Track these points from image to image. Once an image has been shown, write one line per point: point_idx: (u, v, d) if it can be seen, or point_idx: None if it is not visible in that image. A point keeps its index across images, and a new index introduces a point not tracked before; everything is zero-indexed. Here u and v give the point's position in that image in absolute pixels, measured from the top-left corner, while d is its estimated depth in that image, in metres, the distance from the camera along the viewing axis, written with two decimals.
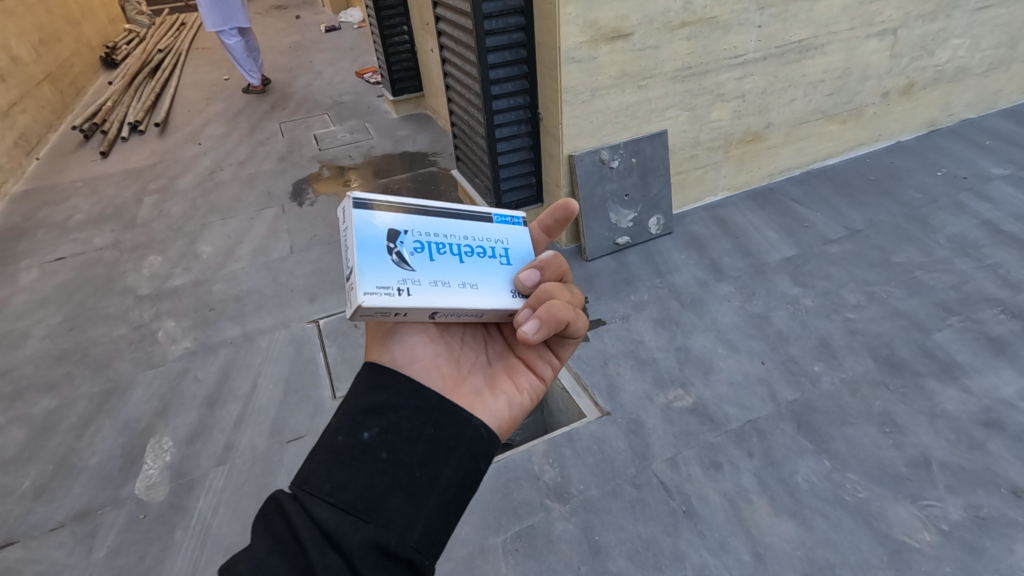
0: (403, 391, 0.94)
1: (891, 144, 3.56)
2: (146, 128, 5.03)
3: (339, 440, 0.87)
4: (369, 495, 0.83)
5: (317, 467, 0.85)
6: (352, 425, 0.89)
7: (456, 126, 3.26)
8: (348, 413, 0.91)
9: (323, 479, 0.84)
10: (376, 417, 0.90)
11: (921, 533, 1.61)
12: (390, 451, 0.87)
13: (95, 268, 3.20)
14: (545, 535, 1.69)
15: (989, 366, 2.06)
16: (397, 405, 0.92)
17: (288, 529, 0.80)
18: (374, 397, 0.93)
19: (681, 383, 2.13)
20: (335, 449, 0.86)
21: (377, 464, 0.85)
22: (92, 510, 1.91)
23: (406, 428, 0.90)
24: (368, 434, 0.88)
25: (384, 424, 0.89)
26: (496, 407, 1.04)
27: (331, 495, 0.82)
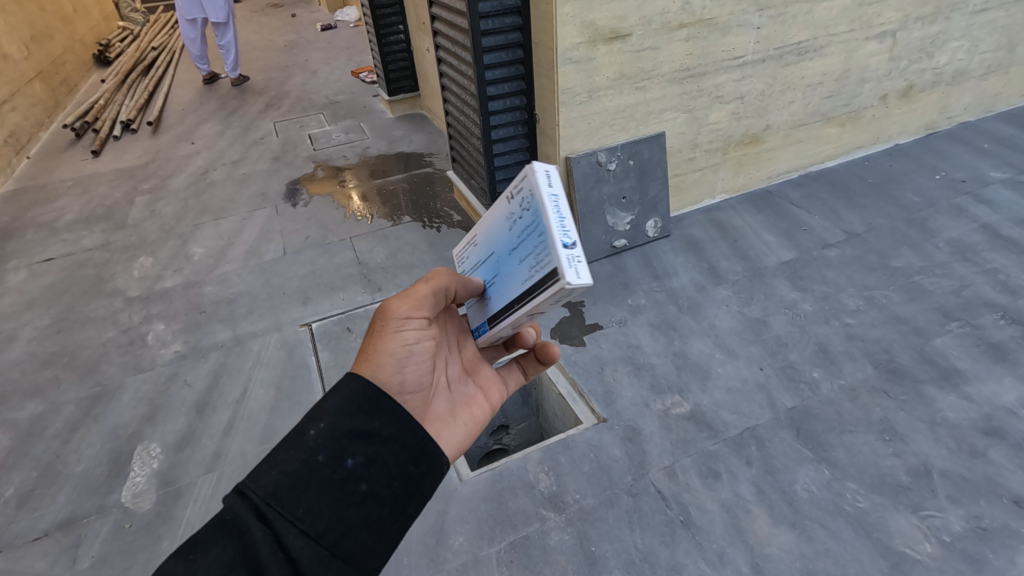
0: (395, 421, 0.90)
1: (890, 146, 3.54)
2: (139, 127, 4.98)
3: (320, 460, 0.84)
4: (340, 526, 0.81)
5: (292, 484, 0.82)
6: (336, 447, 0.85)
7: (452, 127, 3.23)
8: (332, 429, 0.86)
9: (296, 501, 0.80)
10: (361, 443, 0.86)
11: (922, 544, 1.58)
12: (371, 484, 0.85)
13: (84, 269, 3.15)
14: (540, 545, 1.66)
15: (990, 373, 2.04)
16: (385, 433, 0.89)
17: (250, 546, 0.77)
18: (364, 420, 0.88)
19: (679, 390, 2.10)
20: (315, 471, 0.83)
21: (354, 495, 0.83)
22: (77, 519, 1.86)
23: (390, 462, 0.87)
24: (351, 461, 0.85)
25: (369, 455, 0.86)
26: (453, 437, 1.12)
27: (303, 521, 0.80)
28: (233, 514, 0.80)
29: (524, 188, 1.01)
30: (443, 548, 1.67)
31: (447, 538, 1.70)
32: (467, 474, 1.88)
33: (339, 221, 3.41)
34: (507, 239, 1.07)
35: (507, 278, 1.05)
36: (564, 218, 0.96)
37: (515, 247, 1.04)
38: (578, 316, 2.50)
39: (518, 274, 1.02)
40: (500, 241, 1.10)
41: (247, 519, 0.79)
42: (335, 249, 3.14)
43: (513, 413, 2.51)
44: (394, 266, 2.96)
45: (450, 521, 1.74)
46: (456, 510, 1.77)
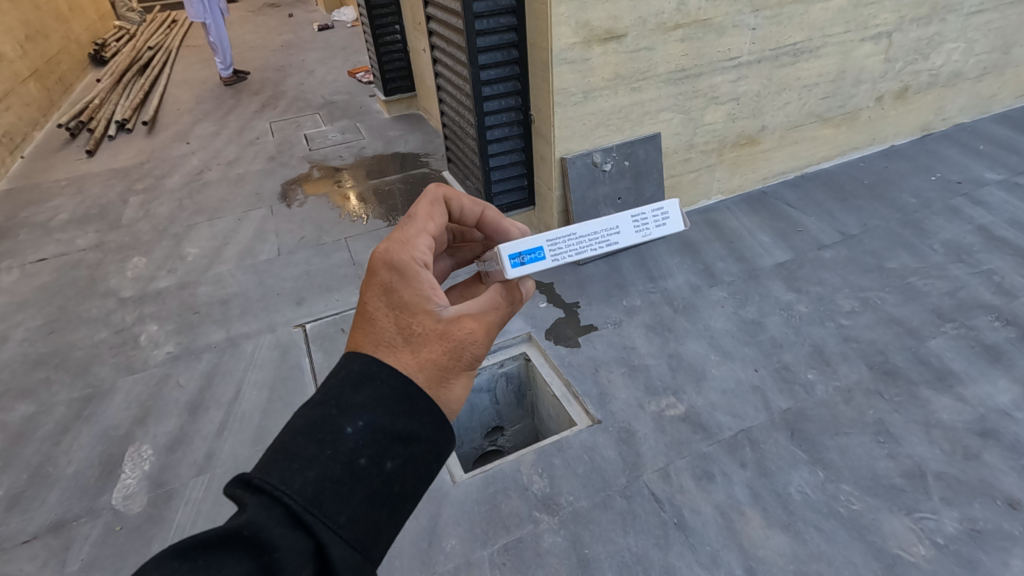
0: (436, 423, 0.83)
1: (886, 147, 3.55)
2: (134, 126, 4.96)
3: (360, 463, 0.75)
4: (377, 530, 0.75)
5: (330, 487, 0.72)
6: (377, 448, 0.77)
7: (447, 128, 3.22)
8: (372, 428, 0.78)
9: (336, 506, 0.72)
10: (401, 443, 0.78)
11: (916, 546, 1.58)
12: (407, 487, 0.78)
13: (78, 270, 3.13)
14: (533, 548, 1.65)
15: (984, 374, 2.04)
16: (426, 434, 0.81)
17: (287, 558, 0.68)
18: (406, 421, 0.80)
19: (673, 392, 2.09)
20: (355, 475, 0.74)
21: (390, 499, 0.76)
22: (67, 522, 1.85)
23: (425, 463, 0.81)
24: (391, 463, 0.77)
25: (409, 456, 0.79)
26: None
27: (345, 528, 0.72)
28: (260, 518, 0.69)
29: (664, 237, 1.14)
30: (436, 551, 1.66)
31: (440, 540, 1.69)
32: (460, 477, 1.87)
33: (334, 222, 3.39)
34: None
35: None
36: None
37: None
38: (573, 317, 2.49)
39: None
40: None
41: (276, 523, 0.69)
42: (330, 249, 3.13)
43: (508, 414, 2.50)
44: None
45: (443, 523, 1.73)
46: (449, 512, 1.76)
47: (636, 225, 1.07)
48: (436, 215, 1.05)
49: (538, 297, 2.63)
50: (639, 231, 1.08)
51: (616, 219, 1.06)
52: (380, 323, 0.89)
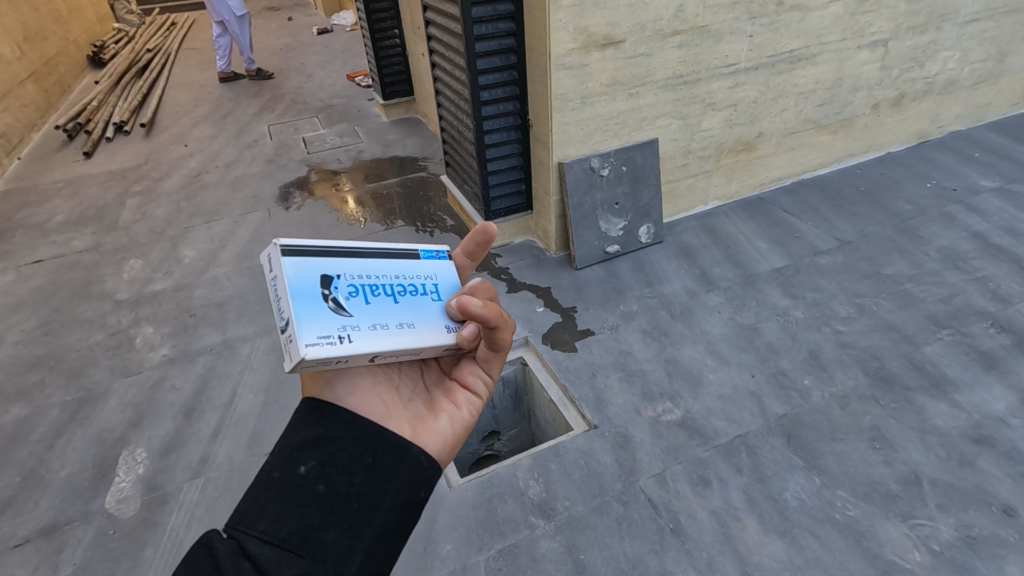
0: (339, 425, 0.91)
1: (881, 154, 3.57)
2: (132, 128, 4.96)
3: (275, 476, 0.84)
4: (305, 527, 0.80)
5: (252, 503, 0.83)
6: (289, 459, 0.86)
7: (445, 133, 3.22)
8: (285, 448, 0.88)
9: (259, 513, 0.81)
10: (313, 450, 0.87)
11: (911, 553, 1.58)
12: (327, 484, 0.84)
13: (74, 272, 3.12)
14: (529, 554, 1.65)
15: (979, 381, 2.04)
16: (333, 435, 0.89)
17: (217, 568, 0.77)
18: (312, 430, 0.90)
19: (669, 397, 2.09)
20: (271, 486, 0.83)
21: (312, 497, 0.82)
22: (59, 525, 1.84)
23: (343, 460, 0.87)
24: (304, 467, 0.85)
25: (321, 458, 0.86)
26: (440, 427, 1.05)
27: (267, 531, 0.79)
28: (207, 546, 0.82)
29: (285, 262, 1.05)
30: (431, 556, 1.66)
31: (434, 546, 1.68)
32: (456, 481, 1.86)
33: (332, 225, 3.40)
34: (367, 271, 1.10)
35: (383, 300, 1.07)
36: (280, 300, 0.97)
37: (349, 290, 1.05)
38: (570, 322, 2.49)
39: None
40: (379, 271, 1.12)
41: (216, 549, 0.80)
42: None
43: (505, 419, 2.50)
44: None
45: (438, 528, 1.72)
46: (445, 517, 1.75)
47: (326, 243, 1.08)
48: None
49: (535, 302, 2.63)
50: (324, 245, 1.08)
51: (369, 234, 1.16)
52: None
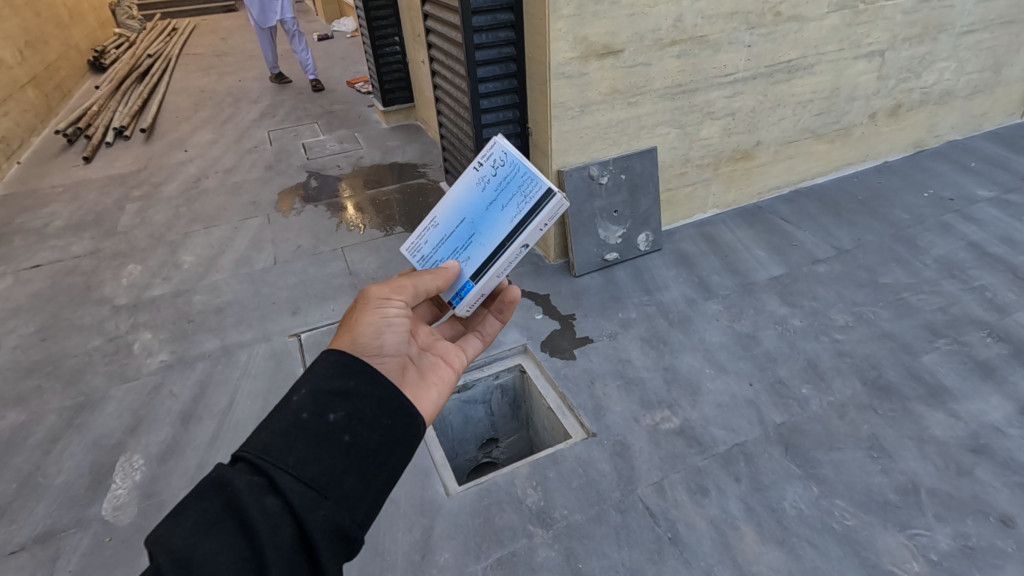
0: (369, 379, 0.93)
1: (879, 163, 3.59)
2: (132, 133, 4.97)
3: (304, 417, 0.84)
4: (330, 471, 0.82)
5: (279, 438, 0.82)
6: (319, 404, 0.86)
7: (444, 141, 3.24)
8: (313, 391, 0.88)
9: (287, 451, 0.81)
10: (341, 400, 0.88)
11: (909, 562, 1.57)
12: (354, 435, 0.86)
13: (72, 277, 3.12)
14: (527, 562, 1.64)
15: (977, 391, 2.05)
16: (362, 384, 0.91)
17: (237, 496, 0.76)
18: (341, 381, 0.90)
19: (668, 405, 2.09)
20: (300, 427, 0.83)
21: (339, 446, 0.84)
22: (55, 533, 1.83)
23: (368, 415, 0.89)
24: (333, 416, 0.86)
25: (349, 411, 0.88)
26: (433, 400, 1.12)
27: (296, 469, 0.80)
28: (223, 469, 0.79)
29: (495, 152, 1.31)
30: (429, 564, 1.65)
31: (432, 554, 1.68)
32: (454, 489, 1.86)
33: (331, 231, 3.40)
34: (480, 201, 1.33)
35: (491, 227, 1.30)
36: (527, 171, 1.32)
37: (492, 201, 1.31)
38: (568, 329, 2.50)
39: (503, 218, 1.28)
40: (472, 207, 1.34)
41: (237, 473, 0.78)
42: (327, 258, 3.13)
43: (503, 426, 2.51)
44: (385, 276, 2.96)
45: (437, 536, 1.72)
46: (443, 525, 1.75)
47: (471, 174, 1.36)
48: None
49: (534, 309, 2.64)
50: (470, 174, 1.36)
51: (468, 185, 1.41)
52: None
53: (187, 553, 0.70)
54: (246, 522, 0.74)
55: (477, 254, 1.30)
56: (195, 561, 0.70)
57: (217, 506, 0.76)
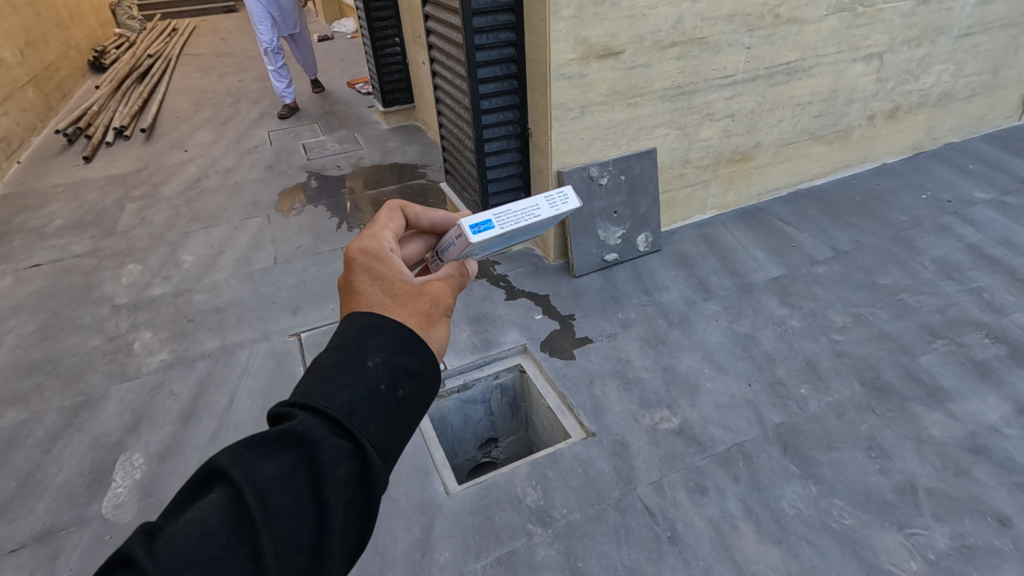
0: (432, 362, 0.93)
1: (877, 165, 3.60)
2: (132, 133, 4.97)
3: (380, 389, 0.84)
4: (392, 444, 0.83)
5: (360, 405, 0.81)
6: (392, 377, 0.86)
7: (445, 141, 3.25)
8: (388, 363, 0.87)
9: (365, 421, 0.81)
10: (410, 376, 0.88)
11: (907, 562, 1.58)
12: (415, 413, 0.87)
13: (71, 276, 3.12)
14: (526, 561, 1.65)
15: (974, 391, 2.06)
16: (428, 365, 0.92)
17: (316, 456, 0.75)
18: (411, 359, 0.90)
19: (667, 405, 2.10)
20: (378, 399, 0.83)
21: (402, 422, 0.85)
22: (55, 531, 1.83)
23: (427, 396, 0.90)
24: (403, 392, 0.86)
25: (415, 389, 0.88)
26: None
27: (371, 439, 0.80)
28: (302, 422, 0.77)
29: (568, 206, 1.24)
30: (428, 562, 1.66)
31: (432, 553, 1.68)
32: (454, 488, 1.87)
33: (331, 231, 3.41)
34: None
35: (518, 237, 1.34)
36: None
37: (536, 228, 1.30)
38: (568, 330, 2.50)
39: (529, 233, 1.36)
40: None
41: (318, 430, 0.77)
42: (327, 258, 3.14)
43: (502, 426, 2.52)
44: None
45: (436, 535, 1.73)
46: (443, 524, 1.76)
47: (549, 204, 1.18)
48: (394, 220, 1.17)
49: (533, 309, 2.64)
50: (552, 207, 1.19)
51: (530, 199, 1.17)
52: (368, 292, 0.97)
53: (264, 504, 0.71)
54: (324, 483, 0.74)
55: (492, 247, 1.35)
56: (274, 513, 0.71)
57: (293, 459, 0.75)
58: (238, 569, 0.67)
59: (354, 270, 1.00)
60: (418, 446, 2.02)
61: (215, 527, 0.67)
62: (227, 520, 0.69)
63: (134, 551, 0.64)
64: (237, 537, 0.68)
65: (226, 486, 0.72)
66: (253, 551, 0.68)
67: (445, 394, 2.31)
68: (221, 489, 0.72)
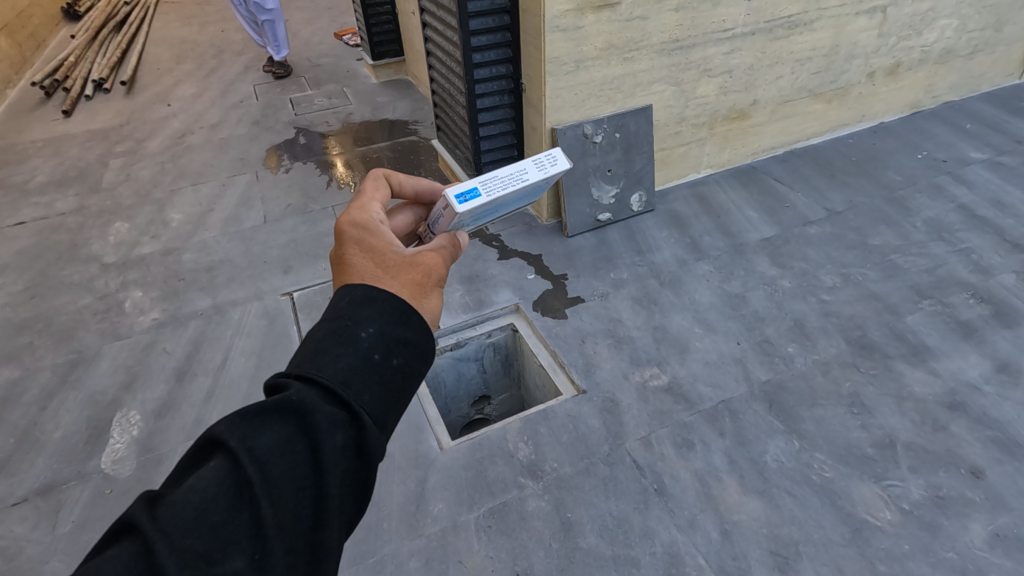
0: (425, 332, 0.94)
1: (874, 124, 3.56)
2: (112, 86, 4.80)
3: (375, 358, 0.85)
4: (387, 411, 0.84)
5: (354, 373, 0.82)
6: (386, 346, 0.87)
7: (436, 96, 3.17)
8: (381, 332, 0.88)
9: (361, 389, 0.81)
10: (404, 346, 0.89)
11: (882, 511, 1.65)
12: (410, 381, 0.88)
13: (57, 234, 3.07)
14: (518, 512, 1.70)
15: (957, 350, 2.10)
16: (422, 335, 0.93)
17: (313, 423, 0.76)
18: (404, 328, 0.91)
19: (657, 363, 2.13)
20: (373, 367, 0.84)
21: (397, 391, 0.86)
22: (56, 485, 1.86)
23: (421, 366, 0.91)
24: (397, 360, 0.87)
25: (409, 358, 0.89)
26: None
27: (368, 406, 0.81)
28: (297, 391, 0.78)
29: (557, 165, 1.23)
30: (423, 514, 1.71)
31: (427, 505, 1.73)
32: (447, 443, 1.91)
33: (322, 189, 3.35)
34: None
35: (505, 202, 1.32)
36: None
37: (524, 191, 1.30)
38: (560, 289, 2.51)
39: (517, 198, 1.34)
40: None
41: (314, 398, 0.78)
42: (317, 217, 3.10)
43: (495, 384, 2.56)
44: None
45: (431, 488, 1.78)
46: (437, 477, 1.81)
47: (538, 166, 1.19)
48: (381, 190, 1.14)
49: (526, 269, 2.64)
50: (541, 169, 1.19)
51: (519, 162, 1.18)
52: (358, 264, 0.97)
53: (263, 470, 0.72)
54: (321, 450, 0.75)
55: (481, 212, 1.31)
56: (273, 480, 0.72)
57: (289, 428, 0.76)
58: (239, 533, 0.69)
59: (346, 243, 1.00)
60: (412, 403, 2.05)
61: (216, 493, 0.69)
62: (226, 487, 0.70)
63: (137, 518, 0.66)
64: (237, 503, 0.70)
65: (224, 455, 0.73)
66: (253, 517, 0.70)
67: (438, 352, 2.33)
68: (220, 458, 0.73)
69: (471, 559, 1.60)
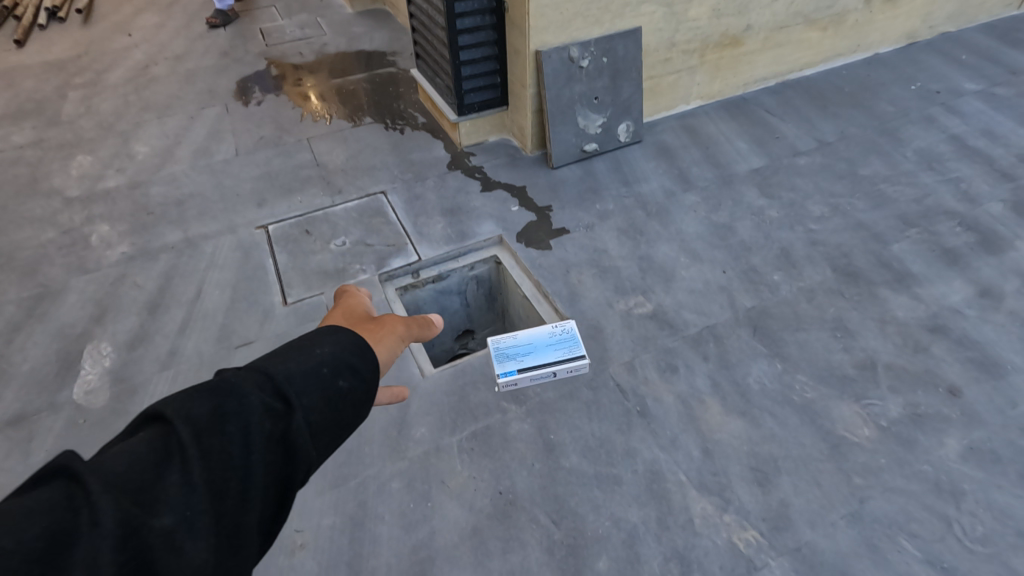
0: (374, 365, 0.89)
1: (869, 56, 3.45)
2: (67, 15, 4.48)
3: (322, 371, 0.81)
4: (318, 426, 0.78)
5: (296, 376, 0.79)
6: (334, 362, 0.83)
7: (414, 19, 2.98)
8: (335, 353, 0.85)
9: (303, 388, 0.78)
10: (355, 371, 0.85)
11: (861, 428, 1.67)
12: (349, 406, 0.82)
13: (16, 168, 2.91)
14: (500, 435, 1.70)
15: (941, 276, 2.10)
16: (375, 370, 0.89)
17: (247, 407, 0.72)
18: (350, 353, 0.86)
19: (642, 291, 2.11)
20: (315, 376, 0.80)
21: (336, 413, 0.81)
22: (27, 416, 1.82)
23: (364, 395, 0.85)
24: (343, 383, 0.82)
25: (352, 383, 0.83)
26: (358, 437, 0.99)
27: (303, 411, 0.77)
28: (238, 376, 0.76)
29: (566, 324, 1.93)
30: (405, 438, 1.70)
31: (409, 429, 1.72)
32: (429, 370, 1.89)
33: (296, 121, 3.20)
34: (546, 338, 1.88)
35: (545, 354, 1.83)
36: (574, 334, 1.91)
37: (554, 342, 1.86)
38: (545, 221, 2.45)
39: (554, 352, 1.84)
40: (538, 336, 1.88)
41: (252, 390, 0.74)
42: (292, 150, 2.97)
43: (479, 318, 2.51)
44: (354, 168, 2.82)
45: (413, 413, 1.76)
46: (419, 403, 1.79)
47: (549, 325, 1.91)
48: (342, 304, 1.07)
49: (509, 201, 2.57)
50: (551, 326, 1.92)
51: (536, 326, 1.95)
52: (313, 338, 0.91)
53: (188, 438, 0.67)
54: (246, 434, 0.70)
55: (526, 359, 1.82)
56: (194, 450, 0.67)
57: (221, 405, 0.71)
58: (148, 496, 0.63)
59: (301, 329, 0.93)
60: None
61: (139, 451, 0.65)
62: (149, 447, 0.66)
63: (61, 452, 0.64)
64: (153, 465, 0.65)
65: (158, 423, 0.70)
66: (168, 480, 0.65)
67: (420, 284, 2.29)
68: (153, 426, 0.69)
69: (454, 479, 1.60)
